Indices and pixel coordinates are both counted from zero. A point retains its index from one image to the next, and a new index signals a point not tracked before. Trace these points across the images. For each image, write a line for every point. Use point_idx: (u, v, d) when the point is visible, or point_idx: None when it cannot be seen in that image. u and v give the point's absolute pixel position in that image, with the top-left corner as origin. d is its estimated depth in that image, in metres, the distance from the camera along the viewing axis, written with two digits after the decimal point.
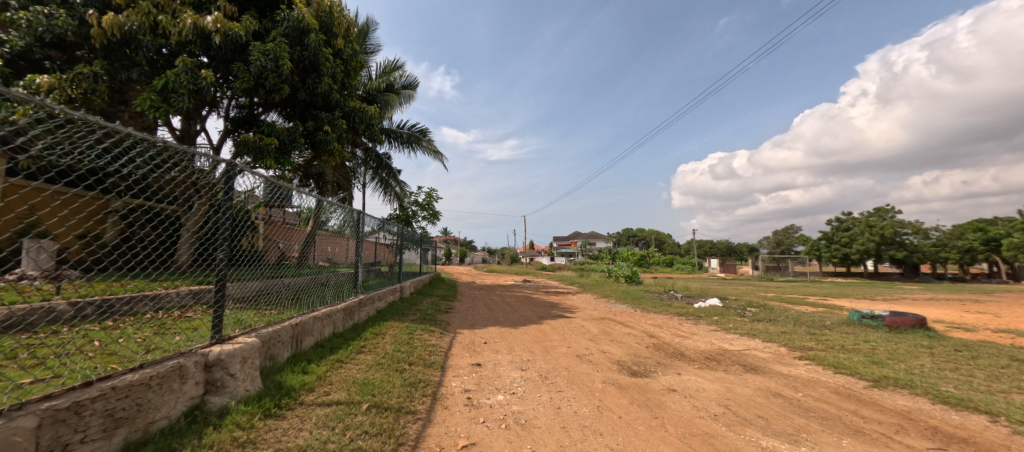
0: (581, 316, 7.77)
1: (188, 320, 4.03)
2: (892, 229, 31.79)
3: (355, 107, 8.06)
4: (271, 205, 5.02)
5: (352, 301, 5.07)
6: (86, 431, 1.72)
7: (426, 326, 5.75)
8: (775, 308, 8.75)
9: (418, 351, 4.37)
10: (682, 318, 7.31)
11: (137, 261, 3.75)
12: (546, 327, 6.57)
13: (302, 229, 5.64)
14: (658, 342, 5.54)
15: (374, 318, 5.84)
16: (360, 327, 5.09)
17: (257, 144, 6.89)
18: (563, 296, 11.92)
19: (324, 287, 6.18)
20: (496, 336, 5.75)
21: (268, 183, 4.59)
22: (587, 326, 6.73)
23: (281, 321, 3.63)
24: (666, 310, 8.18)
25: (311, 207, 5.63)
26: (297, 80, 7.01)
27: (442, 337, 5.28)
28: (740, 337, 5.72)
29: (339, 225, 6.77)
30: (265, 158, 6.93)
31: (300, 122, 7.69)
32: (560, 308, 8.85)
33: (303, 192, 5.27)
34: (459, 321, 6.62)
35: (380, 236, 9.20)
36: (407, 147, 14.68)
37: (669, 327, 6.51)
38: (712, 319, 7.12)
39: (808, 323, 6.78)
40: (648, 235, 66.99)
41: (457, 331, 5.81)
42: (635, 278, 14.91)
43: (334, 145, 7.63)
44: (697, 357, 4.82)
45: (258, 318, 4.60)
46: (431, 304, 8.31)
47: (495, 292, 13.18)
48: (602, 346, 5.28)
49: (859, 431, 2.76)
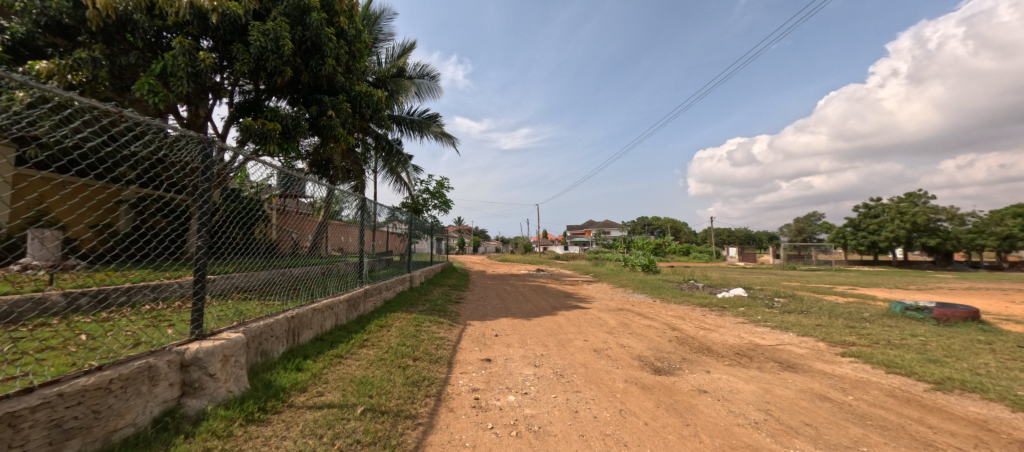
0: (597, 306, 7.41)
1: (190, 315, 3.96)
2: (924, 215, 30.32)
3: (360, 91, 7.82)
4: (284, 195, 4.86)
5: (356, 292, 4.82)
6: (24, 447, 1.48)
7: (435, 317, 5.50)
8: (805, 299, 8.25)
9: (424, 345, 4.10)
10: (705, 309, 6.89)
11: (143, 253, 3.63)
12: (560, 318, 6.25)
13: (313, 219, 5.46)
14: (682, 336, 5.15)
15: (381, 308, 5.64)
16: (365, 318, 4.83)
17: (260, 129, 6.57)
18: (578, 285, 11.62)
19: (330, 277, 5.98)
20: (508, 328, 5.45)
21: (282, 173, 4.45)
22: (604, 317, 6.37)
23: (276, 314, 3.39)
24: (688, 300, 7.78)
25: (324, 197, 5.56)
26: (299, 62, 6.74)
27: (451, 329, 5.02)
28: (772, 330, 5.28)
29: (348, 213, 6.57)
30: (269, 144, 6.65)
31: (304, 107, 7.46)
32: (575, 298, 8.53)
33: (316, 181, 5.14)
34: (470, 312, 6.36)
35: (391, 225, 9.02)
36: (418, 134, 14.38)
37: (692, 319, 6.11)
38: (739, 310, 6.69)
39: (844, 315, 6.29)
40: (664, 223, 65.77)
41: (467, 322, 5.54)
42: (652, 267, 14.46)
43: (339, 130, 7.41)
44: (726, 353, 4.41)
45: (264, 308, 4.53)
46: (442, 294, 8.07)
47: (509, 281, 12.90)
48: (620, 340, 4.94)
49: (931, 445, 2.36)
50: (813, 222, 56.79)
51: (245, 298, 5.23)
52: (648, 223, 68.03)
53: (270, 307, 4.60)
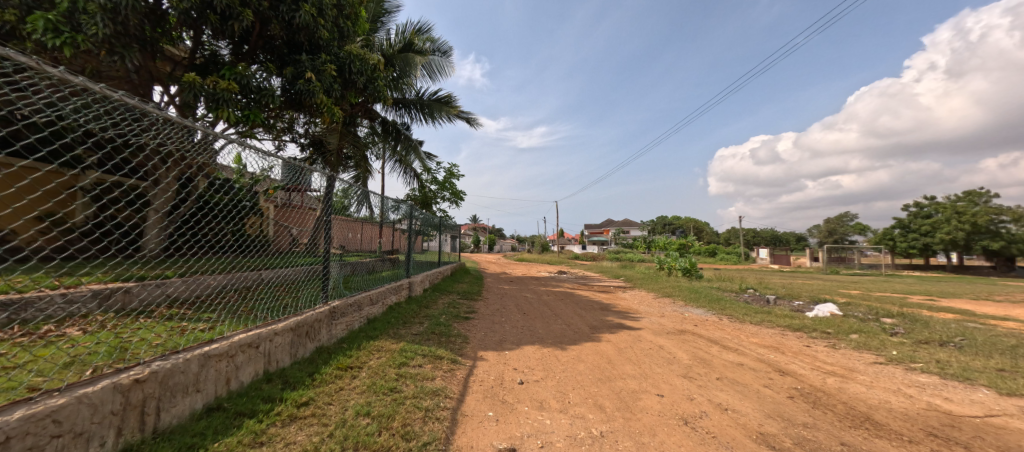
0: (649, 327, 5.65)
1: (68, 355, 2.57)
2: (986, 215, 27.22)
3: (349, 53, 6.46)
4: (288, 190, 4.49)
5: (311, 317, 3.23)
6: None
7: (432, 348, 3.86)
8: (921, 319, 6.29)
9: (402, 414, 2.43)
10: (802, 336, 5.06)
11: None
12: (607, 346, 4.54)
13: (318, 218, 4.46)
14: (806, 390, 3.35)
15: (359, 332, 3.99)
16: (326, 355, 3.24)
17: (212, 90, 4.99)
18: (611, 293, 9.84)
19: (309, 284, 4.50)
20: (537, 366, 3.77)
21: (287, 163, 3.94)
22: (666, 346, 4.62)
23: (123, 370, 1.86)
24: (768, 319, 5.95)
25: (328, 188, 4.61)
26: (265, 4, 5.25)
27: (452, 371, 3.37)
28: (946, 383, 3.43)
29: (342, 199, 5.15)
30: (222, 110, 5.02)
31: (278, 69, 6.07)
32: (615, 313, 6.79)
33: (328, 175, 4.53)
34: (482, 335, 4.71)
35: (395, 220, 7.45)
36: (427, 118, 12.87)
37: (798, 355, 4.28)
38: (854, 339, 4.83)
39: (1020, 353, 4.37)
40: (688, 222, 62.89)
41: (478, 356, 3.88)
42: (694, 271, 12.57)
43: (320, 97, 5.99)
44: (913, 436, 2.60)
45: (192, 333, 3.17)
46: (448, 306, 6.43)
47: (529, 286, 11.18)
48: (714, 395, 3.19)
49: None
50: (849, 223, 53.01)
51: (186, 313, 3.91)
52: (669, 222, 65.42)
53: (212, 331, 3.27)
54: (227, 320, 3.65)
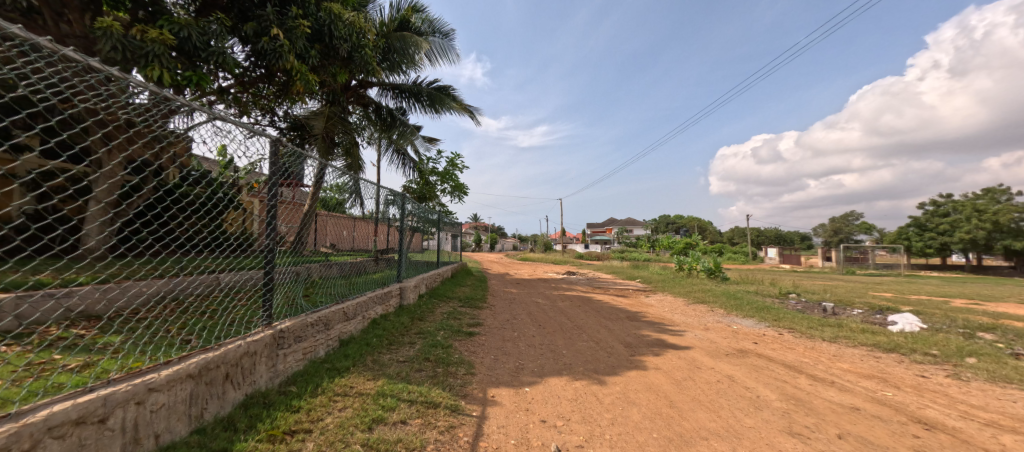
0: (699, 345, 4.53)
1: None
2: (1009, 214, 25.93)
3: (327, 11, 5.34)
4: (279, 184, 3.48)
5: (240, 351, 2.15)
6: None
7: (423, 388, 2.71)
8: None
9: None
10: (906, 361, 3.91)
11: None
12: (659, 378, 3.38)
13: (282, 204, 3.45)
14: None
15: (333, 363, 2.90)
16: (266, 410, 2.11)
17: (139, 42, 3.88)
18: (633, 297, 8.72)
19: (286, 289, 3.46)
20: (572, 415, 2.63)
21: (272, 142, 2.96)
22: (735, 376, 3.49)
23: None
24: (843, 335, 4.80)
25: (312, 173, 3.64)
26: None
27: (452, 431, 2.24)
28: None
29: (336, 187, 4.12)
30: (152, 67, 3.91)
31: (237, 26, 4.99)
32: (648, 324, 5.64)
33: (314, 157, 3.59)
34: (493, 361, 3.58)
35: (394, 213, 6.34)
36: (426, 109, 11.69)
37: (924, 393, 3.14)
38: (979, 367, 3.69)
39: None
40: (693, 221, 61.65)
41: (489, 399, 2.76)
42: (718, 272, 11.42)
43: (289, 60, 4.89)
44: None
45: (67, 375, 2.11)
46: (449, 316, 5.30)
47: (538, 289, 10.04)
48: None
49: None
50: (859, 221, 51.69)
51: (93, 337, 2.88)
52: (674, 221, 64.28)
53: (94, 371, 2.17)
54: (148, 349, 2.62)
